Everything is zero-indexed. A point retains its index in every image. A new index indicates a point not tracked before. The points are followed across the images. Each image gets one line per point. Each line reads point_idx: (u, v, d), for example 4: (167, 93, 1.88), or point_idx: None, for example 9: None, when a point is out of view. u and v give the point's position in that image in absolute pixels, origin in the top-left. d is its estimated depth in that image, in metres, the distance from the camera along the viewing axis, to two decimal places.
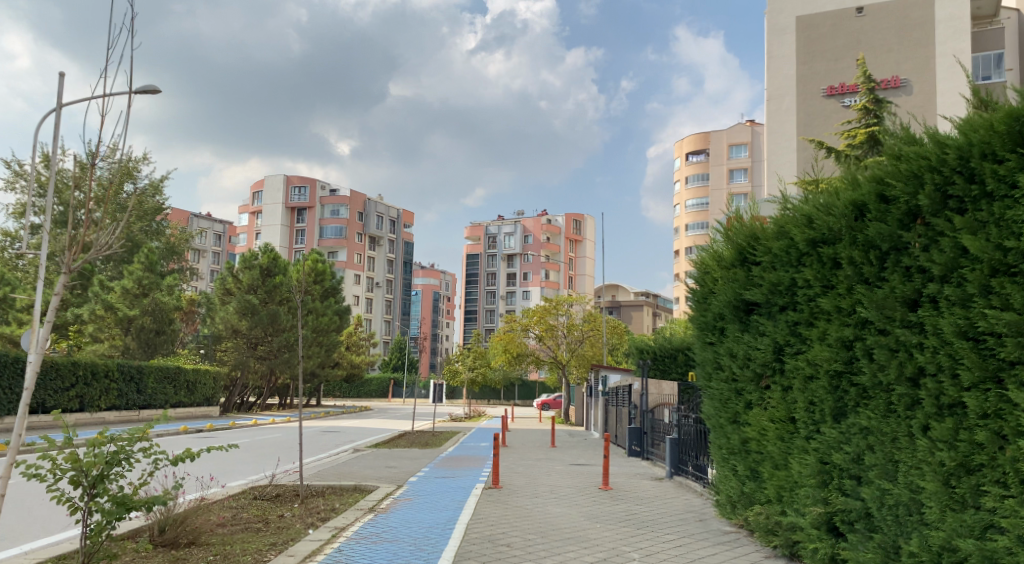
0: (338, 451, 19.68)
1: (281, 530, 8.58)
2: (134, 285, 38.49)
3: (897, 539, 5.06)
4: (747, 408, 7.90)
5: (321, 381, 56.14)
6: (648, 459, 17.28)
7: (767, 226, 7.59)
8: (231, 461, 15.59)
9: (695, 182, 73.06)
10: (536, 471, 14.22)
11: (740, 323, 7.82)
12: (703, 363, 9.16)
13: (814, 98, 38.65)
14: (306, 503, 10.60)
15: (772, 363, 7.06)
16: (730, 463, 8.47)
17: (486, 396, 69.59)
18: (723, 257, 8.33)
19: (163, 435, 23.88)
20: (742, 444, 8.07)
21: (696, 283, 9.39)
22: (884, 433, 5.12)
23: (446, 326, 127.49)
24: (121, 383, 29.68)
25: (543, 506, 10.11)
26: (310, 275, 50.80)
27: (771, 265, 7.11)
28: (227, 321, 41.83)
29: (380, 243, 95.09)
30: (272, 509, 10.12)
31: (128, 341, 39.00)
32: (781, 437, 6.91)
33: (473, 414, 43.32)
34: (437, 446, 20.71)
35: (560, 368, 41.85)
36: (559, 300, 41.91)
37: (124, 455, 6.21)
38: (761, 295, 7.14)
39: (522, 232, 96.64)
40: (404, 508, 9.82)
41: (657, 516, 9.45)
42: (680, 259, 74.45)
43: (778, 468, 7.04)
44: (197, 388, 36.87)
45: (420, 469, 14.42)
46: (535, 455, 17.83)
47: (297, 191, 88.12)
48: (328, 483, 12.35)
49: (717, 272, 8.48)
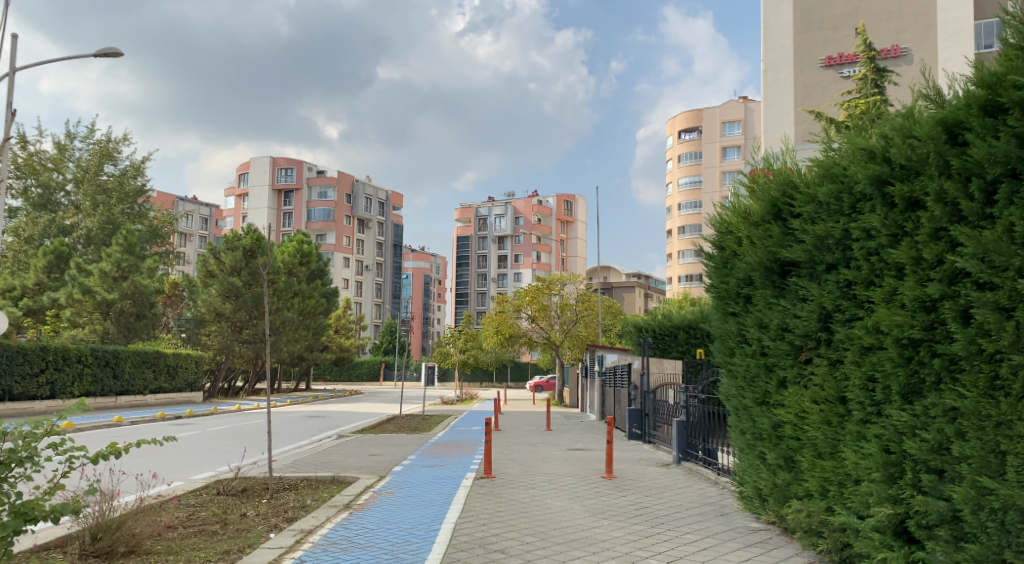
0: (321, 438, 18.54)
1: (239, 534, 7.39)
2: (112, 268, 37.12)
3: (1005, 551, 3.94)
4: (781, 387, 6.76)
5: (310, 365, 54.97)
6: (651, 442, 16.24)
7: (806, 171, 6.42)
8: (199, 453, 14.45)
9: (687, 160, 71.79)
10: (533, 457, 13.06)
11: (774, 289, 6.65)
12: (724, 337, 8.00)
13: (812, 68, 37.43)
14: (274, 499, 9.40)
15: (818, 333, 5.90)
16: (759, 452, 7.36)
17: (479, 379, 68.55)
18: (751, 212, 7.15)
19: (137, 423, 22.70)
20: (774, 429, 6.95)
21: (715, 247, 8.22)
22: (984, 417, 3.99)
23: (437, 308, 126.18)
24: (96, 370, 28.33)
25: (543, 500, 8.91)
26: (295, 257, 49.51)
27: (817, 217, 5.92)
28: (209, 304, 40.50)
29: (369, 225, 93.50)
30: (238, 507, 8.94)
31: (108, 326, 37.65)
32: (828, 423, 5.79)
33: (464, 398, 42.21)
34: (426, 432, 19.56)
35: (554, 349, 40.85)
36: (552, 279, 40.80)
37: (26, 453, 4.97)
38: (802, 253, 5.97)
39: (513, 213, 95.27)
40: (385, 505, 8.64)
41: (672, 509, 8.31)
42: (673, 240, 73.35)
43: (824, 457, 5.94)
44: (179, 373, 35.57)
45: (406, 457, 13.28)
46: (529, 439, 16.76)
47: (284, 172, 86.36)
48: (302, 475, 11.16)
49: (743, 232, 7.30)
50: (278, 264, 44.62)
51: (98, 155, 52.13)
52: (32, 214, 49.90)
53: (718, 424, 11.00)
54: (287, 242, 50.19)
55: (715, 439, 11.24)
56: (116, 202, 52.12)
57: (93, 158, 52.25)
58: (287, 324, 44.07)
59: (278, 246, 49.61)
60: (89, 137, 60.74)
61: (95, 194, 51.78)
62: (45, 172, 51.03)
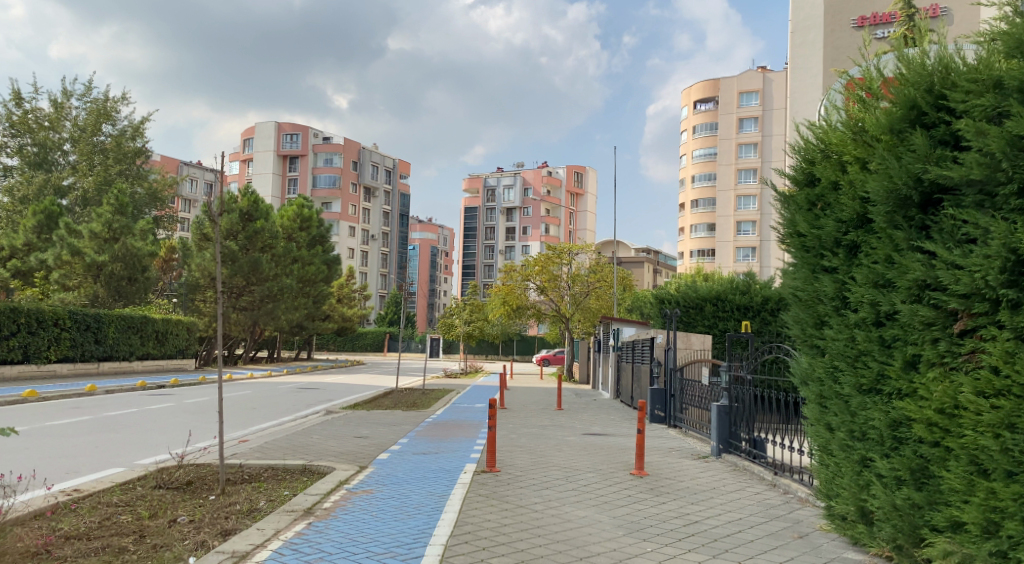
0: (306, 415, 16.67)
1: (149, 555, 5.42)
2: (102, 229, 35.24)
3: None
4: (909, 368, 4.77)
5: (311, 334, 53.35)
6: (676, 428, 14.44)
7: (973, 51, 4.30)
8: (153, 435, 12.50)
9: (703, 131, 69.15)
10: (544, 445, 11.13)
11: (911, 229, 4.59)
12: (814, 301, 5.99)
13: (843, 29, 35.36)
14: (222, 498, 7.55)
15: (998, 292, 3.85)
16: (861, 459, 5.41)
17: (484, 352, 66.72)
18: (867, 125, 5.08)
19: (112, 392, 20.84)
20: (892, 429, 4.98)
21: (801, 182, 6.18)
22: None
23: (444, 281, 124.18)
24: (74, 334, 26.54)
25: (562, 509, 6.95)
26: (294, 221, 47.79)
27: (1005, 110, 3.85)
28: (204, 269, 38.56)
29: (375, 194, 91.32)
30: (173, 509, 7.04)
31: (98, 289, 35.69)
32: (1014, 428, 3.77)
33: (468, 371, 40.50)
34: (424, 409, 17.64)
35: (563, 322, 38.79)
36: (564, 247, 38.73)
37: None
38: (975, 168, 3.93)
39: (522, 183, 92.79)
40: (358, 512, 6.67)
41: (732, 528, 6.33)
42: (686, 214, 70.76)
43: (991, 476, 3.97)
44: (168, 339, 33.75)
45: (397, 441, 11.34)
46: (537, 421, 14.83)
47: (289, 138, 84.15)
48: (266, 463, 9.30)
49: (856, 150, 5.23)
50: (276, 228, 42.65)
51: (95, 114, 50.17)
52: (28, 173, 48.22)
53: (780, 409, 8.92)
54: (286, 206, 48.33)
55: (773, 426, 9.17)
56: (112, 163, 50.23)
57: (89, 117, 50.31)
58: (286, 291, 42.05)
59: (276, 210, 47.77)
60: (86, 95, 58.58)
61: (93, 154, 50.04)
62: (41, 131, 49.09)
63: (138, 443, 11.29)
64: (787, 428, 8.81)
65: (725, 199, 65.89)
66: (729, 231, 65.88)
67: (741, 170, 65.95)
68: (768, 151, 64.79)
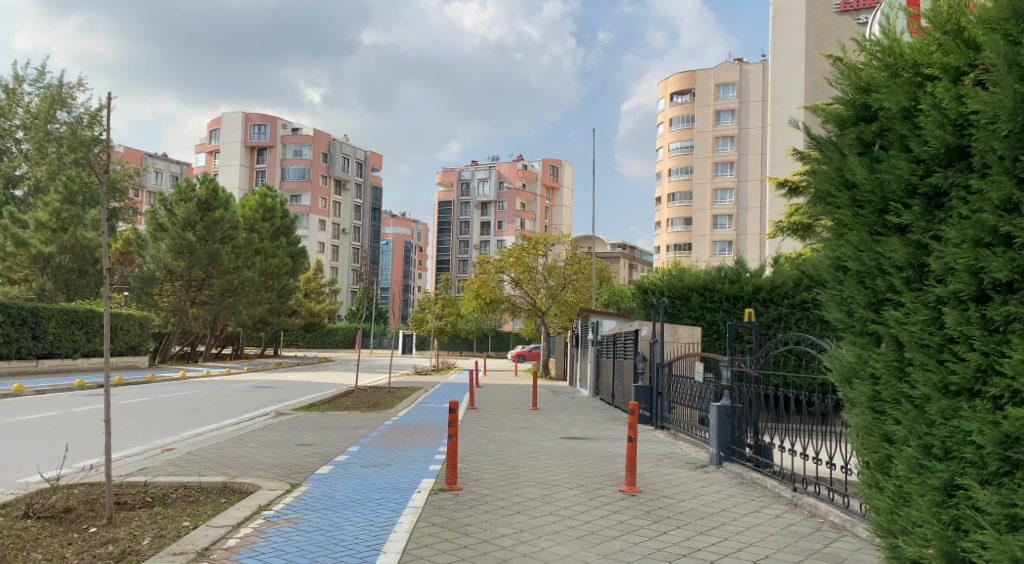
0: (252, 418, 14.96)
1: None
2: (49, 218, 32.86)
3: None
4: None
5: (278, 330, 51.23)
6: (664, 429, 13.06)
7: None
8: (52, 450, 10.70)
9: (679, 124, 67.89)
10: (517, 452, 9.64)
11: None
12: (874, 273, 4.52)
13: (826, 14, 34.29)
14: (103, 530, 5.90)
15: None
16: (946, 485, 3.96)
17: (458, 348, 65.08)
18: (972, 19, 3.63)
19: (44, 392, 18.97)
20: (1002, 444, 3.50)
21: (856, 113, 4.73)
22: None
23: (418, 276, 122.16)
24: (7, 329, 24.51)
25: (535, 543, 5.43)
26: (257, 212, 45.77)
27: None
28: (160, 261, 36.65)
29: (347, 187, 89.06)
30: (30, 549, 5.36)
31: (44, 282, 33.31)
32: None
33: (440, 368, 38.98)
34: (385, 410, 15.97)
35: (539, 317, 37.37)
36: (540, 238, 37.22)
37: None
38: None
39: (496, 177, 91.22)
40: (266, 555, 5.04)
41: None
42: (663, 207, 69.43)
43: None
44: (118, 335, 31.67)
45: (346, 450, 9.71)
46: (509, 422, 13.31)
47: (256, 129, 81.63)
48: (176, 481, 7.61)
49: (947, 55, 3.77)
50: (238, 219, 40.54)
51: (49, 100, 47.23)
52: None
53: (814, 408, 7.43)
54: (248, 195, 46.10)
55: (800, 429, 7.71)
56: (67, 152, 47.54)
57: (42, 103, 47.00)
58: (248, 285, 39.89)
59: (238, 200, 45.68)
60: (38, 79, 55.50)
61: (46, 142, 47.17)
62: None
63: (25, 462, 9.53)
64: (822, 431, 7.35)
65: (702, 193, 64.67)
66: (707, 225, 64.80)
67: (718, 163, 64.79)
68: (744, 143, 63.94)
